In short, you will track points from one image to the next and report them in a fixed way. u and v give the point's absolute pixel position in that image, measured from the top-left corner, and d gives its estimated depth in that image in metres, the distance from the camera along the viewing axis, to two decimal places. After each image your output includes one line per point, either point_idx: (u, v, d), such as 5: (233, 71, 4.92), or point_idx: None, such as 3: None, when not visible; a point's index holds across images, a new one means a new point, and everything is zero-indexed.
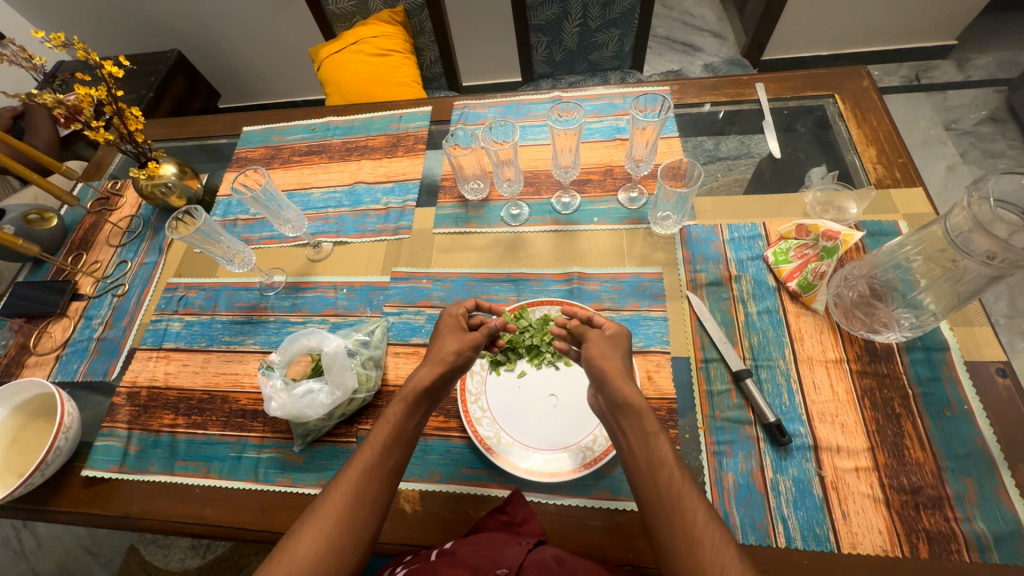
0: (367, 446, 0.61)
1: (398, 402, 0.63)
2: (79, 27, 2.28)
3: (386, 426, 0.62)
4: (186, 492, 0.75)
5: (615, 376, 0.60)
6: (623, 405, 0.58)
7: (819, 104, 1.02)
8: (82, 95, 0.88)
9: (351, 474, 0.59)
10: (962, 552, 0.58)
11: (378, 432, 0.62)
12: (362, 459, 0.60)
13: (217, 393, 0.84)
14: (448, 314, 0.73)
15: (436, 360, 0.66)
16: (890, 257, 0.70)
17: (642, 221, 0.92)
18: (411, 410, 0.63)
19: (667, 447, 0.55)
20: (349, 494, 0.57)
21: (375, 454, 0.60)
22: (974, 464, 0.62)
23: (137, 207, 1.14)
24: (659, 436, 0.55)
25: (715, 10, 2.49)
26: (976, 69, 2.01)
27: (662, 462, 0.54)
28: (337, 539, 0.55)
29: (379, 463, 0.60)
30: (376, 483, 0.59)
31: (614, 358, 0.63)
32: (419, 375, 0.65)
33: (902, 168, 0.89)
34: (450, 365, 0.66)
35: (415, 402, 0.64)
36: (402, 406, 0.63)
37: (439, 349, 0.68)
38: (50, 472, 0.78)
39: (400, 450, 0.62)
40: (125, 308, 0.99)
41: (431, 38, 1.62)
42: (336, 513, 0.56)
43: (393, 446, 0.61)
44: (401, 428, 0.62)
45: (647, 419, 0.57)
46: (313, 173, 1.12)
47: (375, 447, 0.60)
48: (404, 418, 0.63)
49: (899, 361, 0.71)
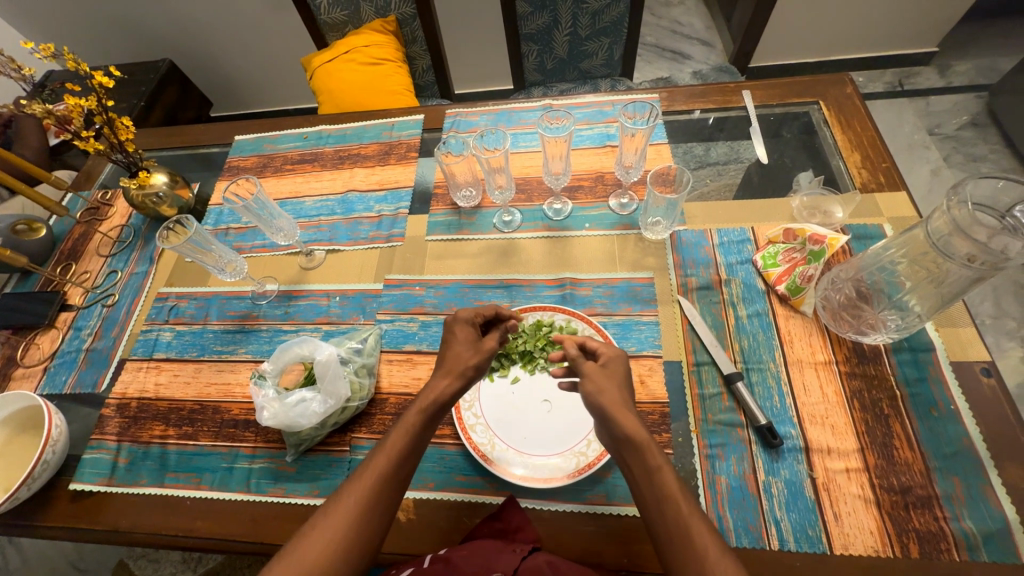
0: (380, 456, 0.60)
1: (413, 413, 0.62)
2: (69, 38, 2.28)
3: (401, 437, 0.61)
4: (176, 505, 0.74)
5: (617, 409, 0.58)
6: (626, 438, 0.56)
7: (804, 110, 1.04)
8: (71, 105, 0.87)
9: (363, 484, 0.58)
10: (951, 551, 0.58)
11: (392, 441, 0.61)
12: (374, 469, 0.59)
13: (208, 403, 0.84)
14: (461, 322, 0.71)
15: (456, 372, 0.66)
16: (875, 260, 0.71)
17: (633, 226, 0.92)
18: (428, 422, 0.62)
19: (673, 480, 0.53)
20: (361, 503, 0.57)
21: (388, 464, 0.59)
22: (961, 463, 0.63)
23: (128, 217, 1.14)
24: (663, 470, 0.53)
25: (703, 19, 2.53)
26: (957, 75, 2.05)
27: (669, 497, 0.52)
28: (344, 547, 0.55)
29: (392, 471, 0.59)
30: (386, 491, 0.58)
31: (614, 390, 0.60)
32: (438, 387, 0.64)
33: (885, 173, 0.91)
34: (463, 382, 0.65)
35: (431, 414, 0.63)
36: (419, 417, 0.62)
37: (456, 359, 0.67)
38: (37, 485, 0.77)
39: (411, 461, 0.61)
40: (115, 318, 0.98)
41: (423, 47, 1.63)
42: (346, 520, 0.56)
43: (405, 457, 0.60)
44: (415, 440, 0.61)
45: (650, 452, 0.54)
46: (305, 182, 1.12)
47: (389, 458, 0.60)
48: (420, 428, 0.62)
49: (886, 362, 0.72)
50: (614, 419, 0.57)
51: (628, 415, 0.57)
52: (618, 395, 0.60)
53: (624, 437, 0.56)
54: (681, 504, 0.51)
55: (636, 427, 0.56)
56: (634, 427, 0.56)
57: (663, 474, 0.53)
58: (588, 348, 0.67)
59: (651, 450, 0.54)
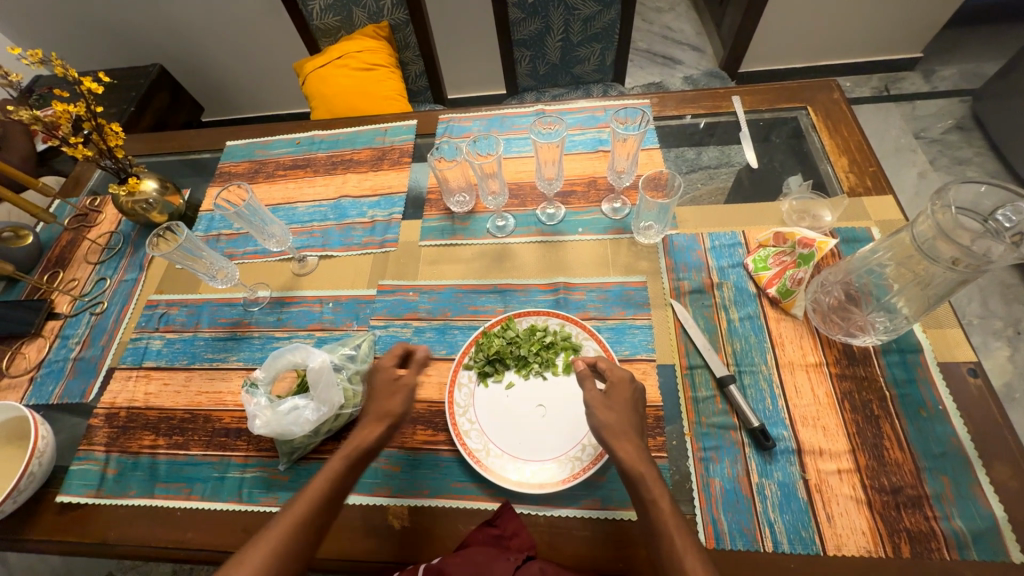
0: (302, 500, 0.60)
1: (339, 459, 0.63)
2: (58, 43, 2.26)
3: (323, 483, 0.61)
4: (166, 516, 0.73)
5: (616, 436, 0.61)
6: (624, 471, 0.58)
7: (793, 116, 1.05)
8: (59, 112, 0.86)
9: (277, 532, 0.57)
10: (942, 551, 0.59)
11: (317, 486, 0.61)
12: (289, 516, 0.59)
13: (200, 412, 0.83)
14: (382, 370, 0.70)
15: (382, 419, 0.66)
16: (863, 263, 0.72)
17: (626, 230, 0.93)
18: (354, 470, 0.63)
19: (668, 514, 0.56)
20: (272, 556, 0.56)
21: (303, 515, 0.59)
22: (950, 462, 0.64)
23: (117, 224, 1.13)
24: (659, 502, 0.56)
25: (693, 24, 2.56)
26: (942, 80, 2.10)
27: (663, 531, 0.55)
28: None
29: (311, 519, 0.59)
30: (305, 539, 0.58)
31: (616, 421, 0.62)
32: (366, 436, 0.65)
33: (873, 177, 0.92)
34: (393, 420, 0.67)
35: (359, 459, 0.64)
36: (338, 465, 0.63)
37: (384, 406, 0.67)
38: (22, 498, 0.76)
39: (330, 510, 0.61)
40: (103, 326, 0.97)
41: (416, 53, 1.63)
42: (250, 574, 0.54)
43: (326, 504, 0.61)
44: (335, 487, 0.62)
45: (644, 486, 0.57)
46: (298, 188, 1.12)
47: (306, 506, 0.60)
48: (346, 475, 0.63)
49: (875, 363, 0.73)
50: (611, 450, 0.60)
51: (626, 445, 0.60)
52: (622, 425, 0.62)
53: (622, 466, 0.59)
54: (675, 539, 0.54)
55: (633, 460, 0.59)
56: (631, 460, 0.59)
57: (658, 508, 0.56)
58: (598, 368, 0.69)
59: (647, 484, 0.57)
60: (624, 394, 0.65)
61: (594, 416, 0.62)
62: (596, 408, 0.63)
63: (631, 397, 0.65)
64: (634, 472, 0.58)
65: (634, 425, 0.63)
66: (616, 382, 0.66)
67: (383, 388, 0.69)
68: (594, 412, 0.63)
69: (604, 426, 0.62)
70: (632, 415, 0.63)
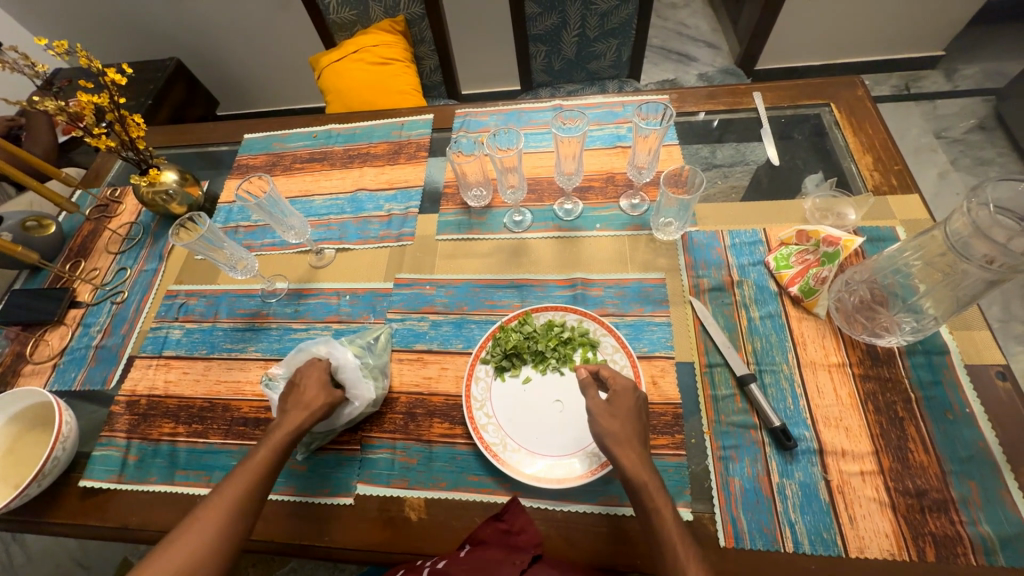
0: (236, 479, 0.63)
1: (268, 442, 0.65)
2: (78, 37, 2.29)
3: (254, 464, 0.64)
4: (186, 503, 0.74)
5: (622, 442, 0.60)
6: (625, 477, 0.58)
7: (815, 112, 1.03)
8: (84, 102, 0.87)
9: (182, 554, 0.57)
10: (968, 556, 0.58)
11: (250, 466, 0.64)
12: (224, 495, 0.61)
13: (218, 401, 0.83)
14: (309, 365, 0.72)
15: (312, 408, 0.68)
16: (890, 262, 0.71)
17: (645, 227, 0.92)
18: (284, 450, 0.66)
19: (670, 521, 0.56)
20: (186, 565, 0.56)
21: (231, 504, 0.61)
22: (977, 467, 0.63)
23: (137, 214, 1.14)
24: (660, 511, 0.56)
25: (709, 21, 2.54)
26: (964, 79, 2.06)
27: (666, 538, 0.55)
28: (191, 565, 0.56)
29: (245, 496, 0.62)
30: (240, 514, 0.61)
31: (621, 428, 0.61)
32: (295, 421, 0.67)
33: (898, 175, 0.91)
34: (321, 409, 0.68)
35: (286, 447, 0.66)
36: (266, 455, 0.65)
37: (313, 398, 0.69)
38: (47, 482, 0.77)
39: (256, 502, 0.63)
40: (124, 315, 0.98)
41: (431, 47, 1.63)
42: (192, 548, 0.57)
43: (260, 483, 0.63)
44: (264, 473, 0.64)
45: (646, 495, 0.57)
46: (315, 181, 1.12)
47: (233, 494, 0.62)
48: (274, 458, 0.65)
49: (900, 365, 0.72)
50: (614, 458, 0.59)
51: (629, 453, 0.59)
52: (625, 432, 0.61)
53: (624, 474, 0.58)
54: (678, 547, 0.54)
55: (636, 468, 0.58)
56: (634, 468, 0.58)
57: (659, 516, 0.56)
58: (600, 376, 0.67)
59: (648, 492, 0.57)
60: (625, 402, 0.63)
61: (597, 423, 0.61)
62: (598, 415, 0.62)
63: (633, 405, 0.63)
64: (636, 480, 0.58)
65: (636, 432, 0.62)
66: (618, 391, 0.64)
67: (302, 379, 0.70)
68: (596, 420, 0.62)
69: (607, 433, 0.61)
70: (636, 423, 0.62)
